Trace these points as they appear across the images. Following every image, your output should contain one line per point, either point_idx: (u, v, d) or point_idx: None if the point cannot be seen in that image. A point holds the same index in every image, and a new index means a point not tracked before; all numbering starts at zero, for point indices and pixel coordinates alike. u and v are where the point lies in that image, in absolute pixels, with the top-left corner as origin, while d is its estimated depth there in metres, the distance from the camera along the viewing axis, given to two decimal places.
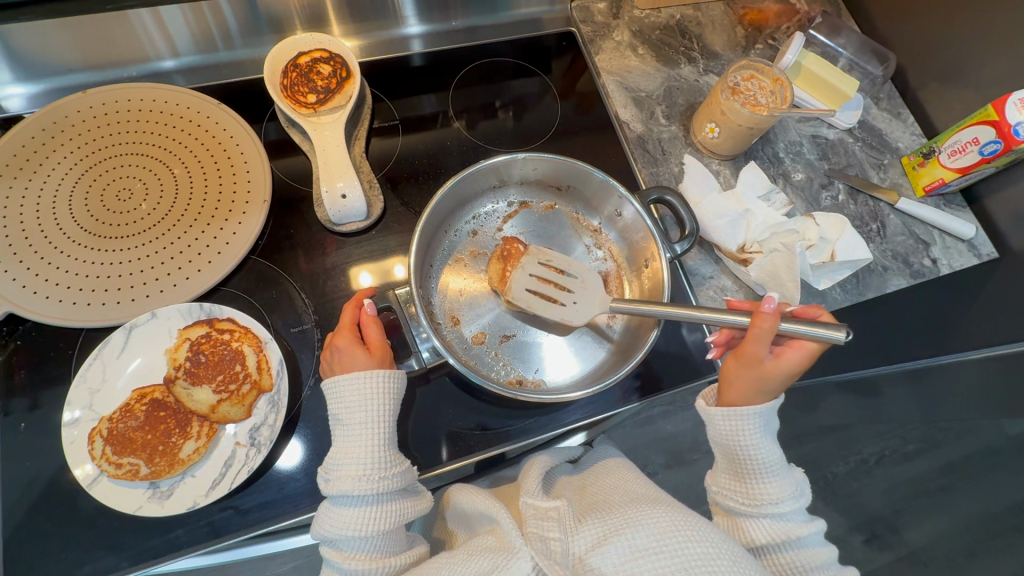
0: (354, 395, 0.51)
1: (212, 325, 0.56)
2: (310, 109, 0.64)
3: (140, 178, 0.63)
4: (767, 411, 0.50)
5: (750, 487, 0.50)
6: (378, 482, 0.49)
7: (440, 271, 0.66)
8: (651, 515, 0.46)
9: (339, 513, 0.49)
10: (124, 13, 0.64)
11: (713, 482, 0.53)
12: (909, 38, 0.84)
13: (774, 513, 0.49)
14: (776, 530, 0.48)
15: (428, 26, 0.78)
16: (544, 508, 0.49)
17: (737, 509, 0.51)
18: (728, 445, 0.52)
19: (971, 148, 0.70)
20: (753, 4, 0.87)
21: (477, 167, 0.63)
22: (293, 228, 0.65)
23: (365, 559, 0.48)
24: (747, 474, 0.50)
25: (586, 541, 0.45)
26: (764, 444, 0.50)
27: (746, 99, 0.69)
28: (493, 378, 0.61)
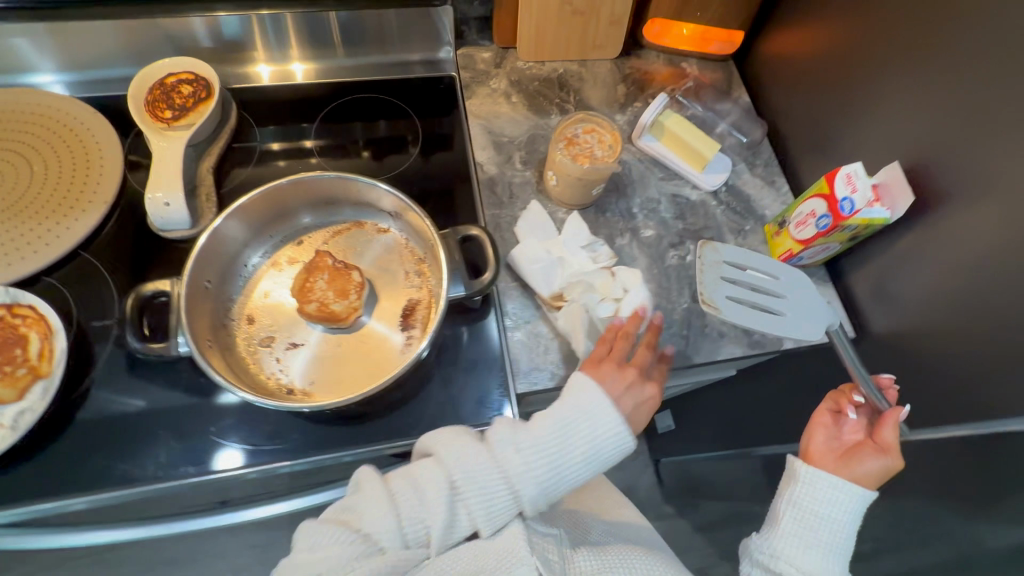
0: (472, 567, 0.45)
1: (11, 308, 0.60)
2: (165, 123, 0.70)
3: (1, 171, 0.69)
4: (865, 495, 0.53)
5: (807, 565, 0.52)
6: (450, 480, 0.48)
7: (252, 272, 0.68)
8: (633, 558, 0.50)
9: (311, 550, 0.45)
10: (186, 18, 0.75)
11: (790, 543, 0.53)
12: (789, 107, 0.83)
13: None
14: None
15: (320, 62, 0.84)
16: (544, 532, 0.50)
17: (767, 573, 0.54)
18: (804, 518, 0.53)
19: (810, 221, 0.68)
20: (642, 65, 0.89)
21: (285, 180, 0.64)
22: (128, 230, 0.69)
23: None
24: (813, 547, 0.52)
25: (587, 566, 0.47)
26: (848, 529, 0.53)
27: (579, 150, 0.69)
28: (267, 381, 0.62)
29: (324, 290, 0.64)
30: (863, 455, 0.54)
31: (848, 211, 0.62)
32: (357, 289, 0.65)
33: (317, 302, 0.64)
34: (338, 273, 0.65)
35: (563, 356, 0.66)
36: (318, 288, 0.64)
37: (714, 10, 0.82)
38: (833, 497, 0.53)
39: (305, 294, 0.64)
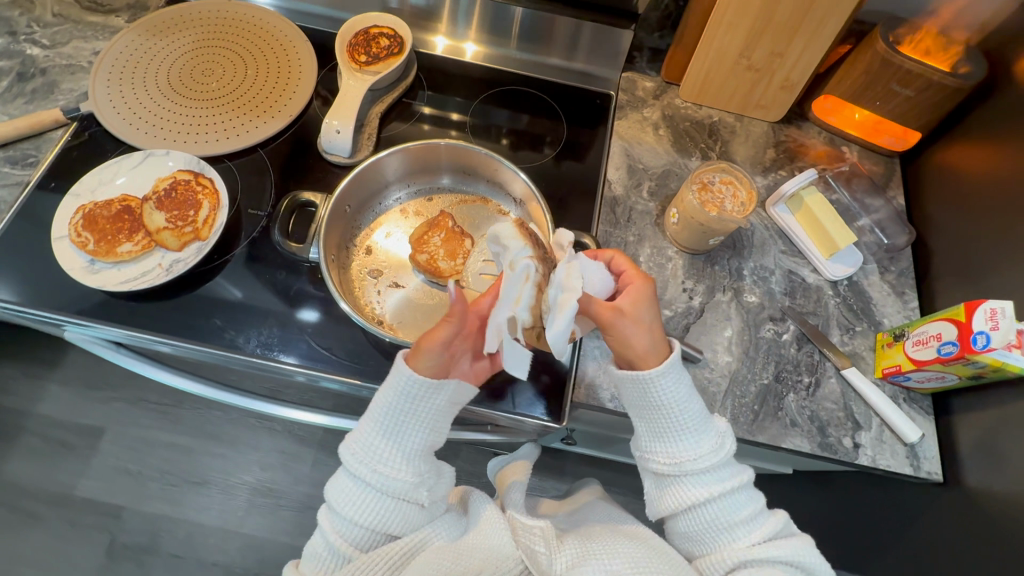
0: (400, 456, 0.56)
1: (196, 177, 0.71)
2: (358, 65, 0.80)
3: (223, 65, 0.82)
4: (674, 366, 0.57)
5: (742, 475, 0.57)
6: (389, 446, 0.56)
7: (381, 213, 0.75)
8: (626, 548, 0.53)
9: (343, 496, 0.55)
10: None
11: (683, 431, 0.57)
12: (947, 225, 0.78)
13: (710, 497, 0.55)
14: (750, 514, 0.54)
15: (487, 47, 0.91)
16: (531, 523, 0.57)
17: (707, 488, 0.55)
18: (673, 402, 0.57)
19: (933, 343, 0.63)
20: (800, 137, 0.87)
21: (441, 141, 0.71)
22: (299, 142, 0.79)
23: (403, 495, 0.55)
24: (720, 461, 0.56)
25: (565, 559, 0.53)
26: (684, 403, 0.57)
27: (710, 198, 0.70)
28: (364, 309, 0.69)
29: (436, 247, 0.70)
30: (633, 307, 0.59)
31: (980, 345, 0.57)
32: (465, 254, 0.70)
33: (428, 255, 0.70)
34: (455, 238, 0.71)
35: None
36: (432, 243, 0.70)
37: (897, 103, 0.79)
38: (646, 385, 0.57)
39: (420, 245, 0.71)
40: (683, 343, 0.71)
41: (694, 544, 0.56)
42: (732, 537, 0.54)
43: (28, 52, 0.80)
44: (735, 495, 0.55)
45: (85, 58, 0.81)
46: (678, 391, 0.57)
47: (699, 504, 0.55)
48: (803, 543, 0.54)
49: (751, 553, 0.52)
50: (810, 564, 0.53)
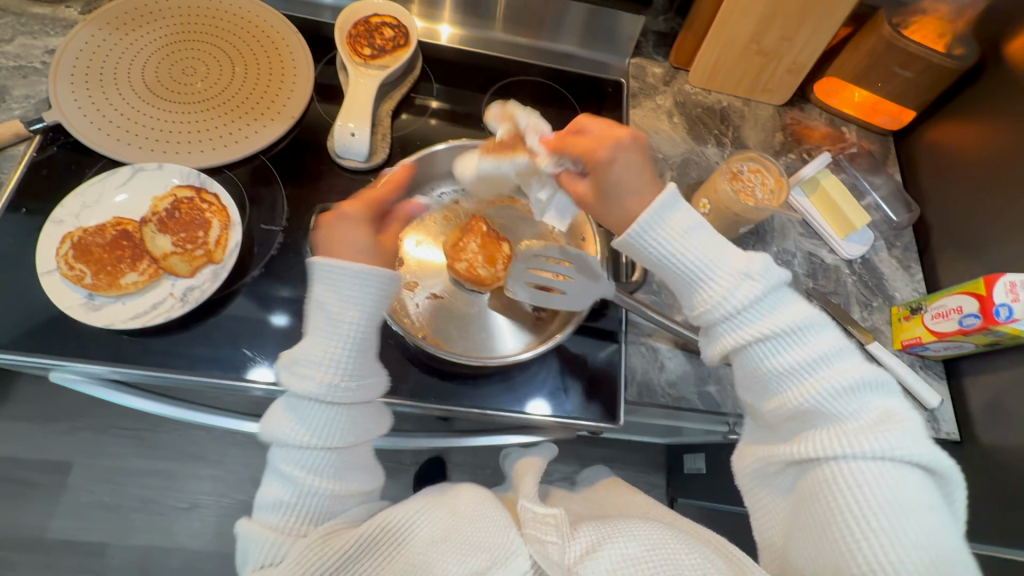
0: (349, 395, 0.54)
1: (198, 193, 0.64)
2: (362, 59, 0.73)
3: (206, 62, 0.73)
4: (668, 202, 0.53)
5: (838, 355, 0.49)
6: (340, 379, 0.53)
7: (407, 221, 0.72)
8: (638, 532, 0.51)
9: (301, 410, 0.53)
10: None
11: (704, 296, 0.52)
12: (944, 199, 0.83)
13: (790, 373, 0.49)
14: (843, 395, 0.47)
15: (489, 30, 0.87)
16: (543, 514, 0.52)
17: (781, 372, 0.49)
18: (675, 258, 0.53)
19: (953, 315, 0.68)
20: (804, 119, 0.89)
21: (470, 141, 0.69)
22: (305, 146, 0.73)
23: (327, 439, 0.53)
24: (805, 341, 0.49)
25: (576, 551, 0.49)
26: (724, 261, 0.52)
27: (741, 187, 0.71)
28: (405, 323, 0.66)
29: (474, 254, 0.67)
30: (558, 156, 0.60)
31: (1004, 317, 0.62)
32: (504, 259, 0.68)
33: (466, 262, 0.67)
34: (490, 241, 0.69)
35: (675, 377, 0.69)
36: (469, 250, 0.68)
37: (896, 84, 0.82)
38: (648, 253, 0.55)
39: (455, 252, 0.68)
40: None
41: (779, 433, 0.51)
42: (829, 420, 0.47)
43: None
44: (832, 366, 0.48)
45: (38, 58, 0.70)
46: (683, 250, 0.53)
47: (777, 389, 0.50)
48: (905, 429, 0.45)
49: (834, 444, 0.46)
50: (914, 454, 0.44)
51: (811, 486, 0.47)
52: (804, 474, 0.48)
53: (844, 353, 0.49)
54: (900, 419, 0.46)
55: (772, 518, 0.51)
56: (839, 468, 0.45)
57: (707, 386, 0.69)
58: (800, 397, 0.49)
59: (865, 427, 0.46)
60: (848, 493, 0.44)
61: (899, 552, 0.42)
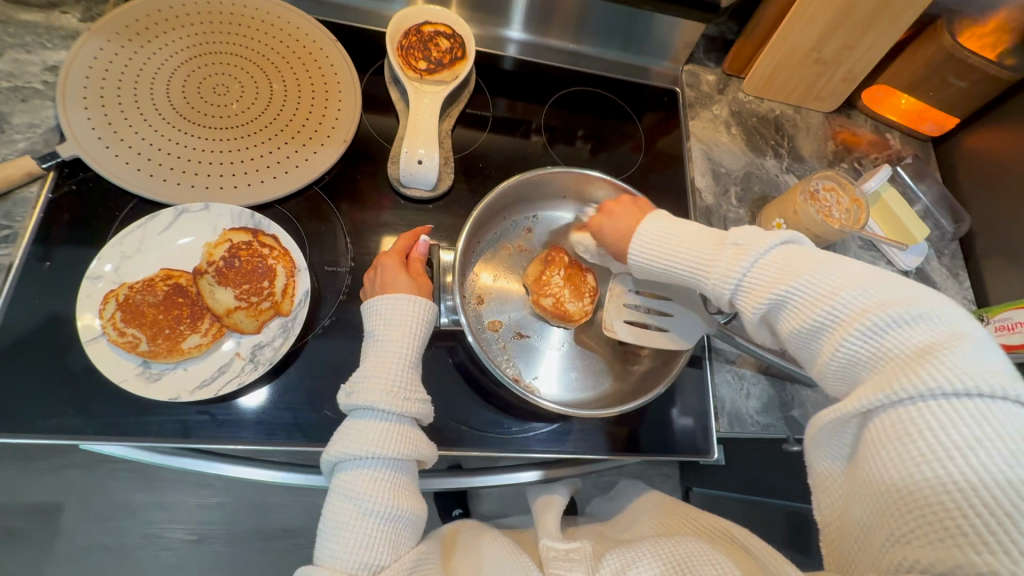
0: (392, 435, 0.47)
1: (256, 236, 0.57)
2: (418, 74, 0.66)
3: (238, 78, 0.65)
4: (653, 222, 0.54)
5: (889, 292, 0.42)
6: (401, 401, 0.48)
7: (483, 253, 0.68)
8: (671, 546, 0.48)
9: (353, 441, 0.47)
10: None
11: (701, 281, 0.50)
12: (988, 206, 0.85)
13: (881, 327, 0.40)
14: (894, 330, 0.39)
15: (533, 35, 0.81)
16: (566, 551, 0.52)
17: (829, 326, 0.43)
18: (665, 263, 0.53)
19: (1020, 329, 0.70)
20: (851, 126, 0.89)
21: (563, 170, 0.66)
22: (361, 174, 0.66)
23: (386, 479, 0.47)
24: (875, 286, 0.42)
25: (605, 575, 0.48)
26: (833, 261, 0.45)
27: (821, 208, 0.69)
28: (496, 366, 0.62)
29: (562, 288, 0.64)
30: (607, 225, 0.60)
31: None
32: (590, 292, 0.65)
33: (553, 297, 0.63)
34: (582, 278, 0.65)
35: (763, 404, 0.68)
36: (556, 284, 0.64)
37: (949, 93, 0.83)
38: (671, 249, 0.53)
39: (541, 287, 0.64)
40: None
41: (838, 395, 0.44)
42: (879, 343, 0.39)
43: None
44: (882, 301, 0.41)
45: (37, 77, 0.60)
46: (659, 248, 0.53)
47: (831, 345, 0.42)
48: (974, 347, 0.37)
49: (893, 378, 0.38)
50: (986, 378, 0.35)
51: (872, 436, 0.38)
52: (866, 426, 0.39)
53: (894, 289, 0.42)
54: (964, 334, 0.38)
55: (834, 495, 0.42)
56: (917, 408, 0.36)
57: (794, 411, 0.68)
58: (878, 342, 0.40)
59: (920, 351, 0.38)
60: (915, 427, 0.36)
61: (984, 483, 0.33)
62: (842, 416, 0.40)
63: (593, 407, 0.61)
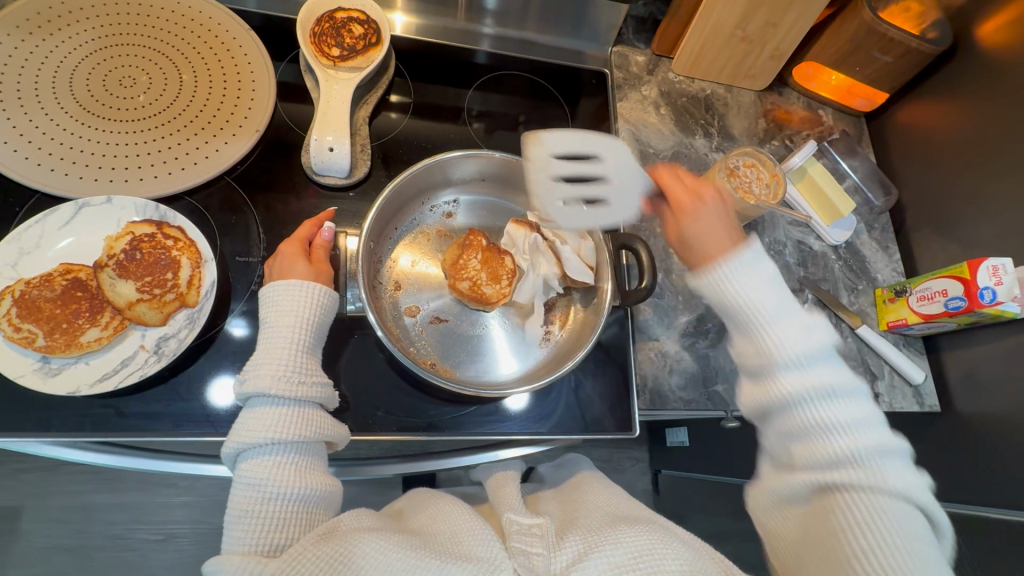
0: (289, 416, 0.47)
1: (159, 228, 0.56)
2: (330, 61, 0.66)
3: (146, 70, 0.64)
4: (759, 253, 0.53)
5: (815, 366, 0.48)
6: (297, 385, 0.48)
7: (399, 240, 0.68)
8: (628, 534, 0.46)
9: (256, 427, 0.46)
10: None
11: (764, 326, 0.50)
12: (915, 179, 0.86)
13: (797, 376, 0.48)
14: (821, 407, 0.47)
15: (501, 31, 0.81)
16: (527, 524, 0.49)
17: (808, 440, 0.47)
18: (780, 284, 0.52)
19: (939, 299, 0.71)
20: (783, 103, 0.90)
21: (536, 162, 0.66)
22: (276, 164, 0.66)
23: (291, 462, 0.47)
24: (830, 390, 0.47)
25: (565, 559, 0.45)
26: (768, 291, 0.51)
27: (740, 183, 0.70)
28: (409, 352, 0.62)
29: (479, 270, 0.64)
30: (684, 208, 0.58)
31: (988, 300, 0.65)
32: (508, 275, 0.65)
33: (470, 281, 0.63)
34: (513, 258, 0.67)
35: (685, 380, 0.69)
36: (473, 267, 0.64)
37: (876, 68, 0.83)
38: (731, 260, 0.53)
39: (457, 271, 0.64)
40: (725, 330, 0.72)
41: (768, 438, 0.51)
42: (800, 413, 0.47)
43: None
44: (800, 341, 0.49)
45: None
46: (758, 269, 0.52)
47: (804, 442, 0.47)
48: (871, 422, 0.47)
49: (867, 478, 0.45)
50: (868, 445, 0.46)
51: (824, 512, 0.46)
52: (822, 496, 0.46)
53: (823, 360, 0.48)
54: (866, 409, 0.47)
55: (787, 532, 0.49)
56: (857, 498, 0.45)
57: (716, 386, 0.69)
58: (801, 404, 0.47)
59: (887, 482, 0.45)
60: (863, 526, 0.44)
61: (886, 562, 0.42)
62: (802, 485, 0.47)
63: (510, 388, 0.62)
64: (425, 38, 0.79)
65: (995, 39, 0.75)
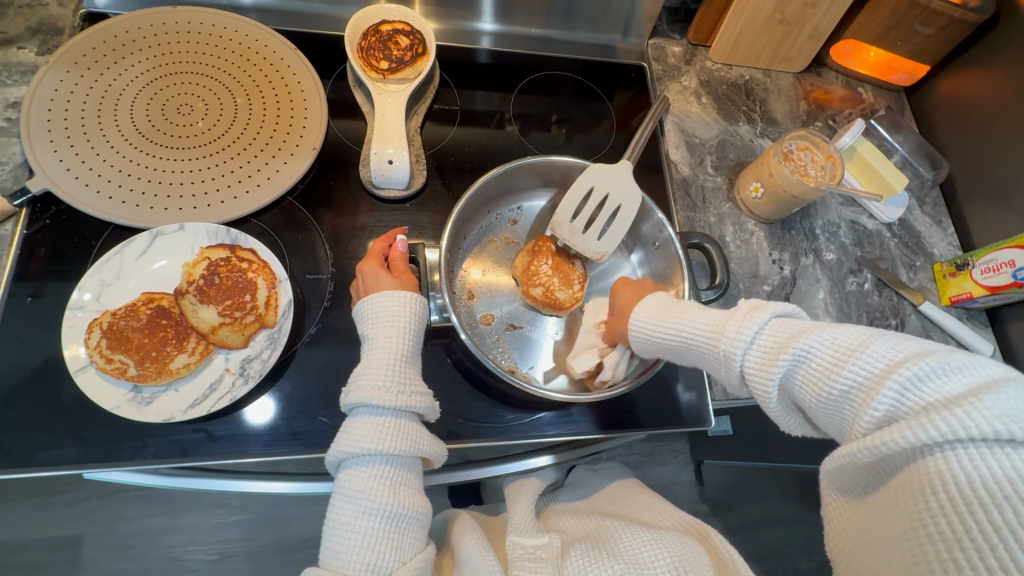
0: (385, 430, 0.47)
1: (234, 251, 0.57)
2: (380, 74, 0.66)
3: (201, 96, 0.65)
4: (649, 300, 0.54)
5: (827, 331, 0.41)
6: (397, 396, 0.48)
7: (470, 250, 0.68)
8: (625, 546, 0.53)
9: (356, 439, 0.47)
10: None
11: (705, 339, 0.47)
12: (963, 151, 0.85)
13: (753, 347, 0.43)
14: (837, 361, 0.39)
15: (502, 26, 0.81)
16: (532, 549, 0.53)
17: (809, 365, 0.41)
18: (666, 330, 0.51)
19: (1005, 270, 0.70)
20: (821, 84, 0.89)
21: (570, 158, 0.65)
22: (334, 180, 0.66)
23: (388, 475, 0.47)
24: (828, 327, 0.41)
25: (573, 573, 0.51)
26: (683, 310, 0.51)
27: (797, 167, 0.69)
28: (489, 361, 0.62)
29: (552, 277, 0.64)
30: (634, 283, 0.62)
31: None
32: (580, 279, 0.65)
33: (543, 287, 0.63)
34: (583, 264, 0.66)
35: None
36: (546, 274, 0.64)
37: (916, 42, 0.83)
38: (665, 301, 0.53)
39: (532, 280, 0.64)
40: None
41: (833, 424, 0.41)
42: (824, 377, 0.40)
43: None
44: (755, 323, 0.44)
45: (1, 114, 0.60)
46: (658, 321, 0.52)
47: (817, 386, 0.40)
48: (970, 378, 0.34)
49: (917, 420, 0.33)
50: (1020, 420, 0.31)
51: (900, 485, 0.35)
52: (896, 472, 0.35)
53: (837, 330, 0.41)
54: (947, 353, 0.36)
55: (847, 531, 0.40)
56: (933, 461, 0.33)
57: None
58: (791, 370, 0.41)
59: (961, 396, 0.34)
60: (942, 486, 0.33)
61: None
62: (860, 464, 0.37)
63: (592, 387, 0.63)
64: (465, 44, 0.79)
65: None
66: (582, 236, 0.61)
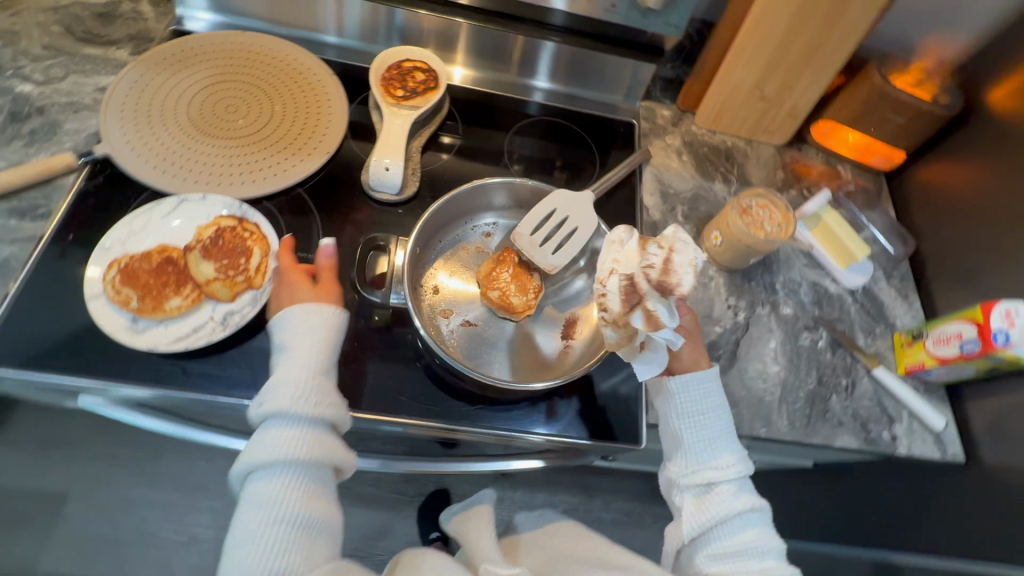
0: (301, 399, 0.55)
1: (240, 222, 0.67)
2: (394, 99, 0.78)
3: (247, 101, 0.78)
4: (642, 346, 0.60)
5: (723, 449, 0.63)
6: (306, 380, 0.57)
7: (442, 252, 0.76)
8: None
9: (281, 399, 0.55)
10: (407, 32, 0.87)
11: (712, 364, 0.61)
12: (934, 232, 0.88)
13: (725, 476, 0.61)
14: (705, 465, 0.62)
15: (519, 78, 0.93)
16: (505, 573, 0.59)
17: (692, 454, 0.63)
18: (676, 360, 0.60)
19: (954, 341, 0.72)
20: (802, 158, 0.96)
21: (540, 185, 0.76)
22: (341, 179, 0.77)
23: (297, 437, 0.55)
24: (708, 445, 0.63)
25: None
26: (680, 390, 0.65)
27: (752, 221, 0.76)
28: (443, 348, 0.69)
29: (509, 284, 0.71)
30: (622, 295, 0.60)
31: (1002, 342, 0.66)
32: (535, 289, 0.72)
33: (499, 291, 0.71)
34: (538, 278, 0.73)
35: None
36: (505, 280, 0.72)
37: (891, 128, 0.89)
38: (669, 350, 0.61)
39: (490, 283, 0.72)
40: (737, 357, 0.76)
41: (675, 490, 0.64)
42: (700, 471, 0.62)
43: (20, 90, 0.74)
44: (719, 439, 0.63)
45: (89, 95, 0.75)
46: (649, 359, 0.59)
47: (684, 467, 0.63)
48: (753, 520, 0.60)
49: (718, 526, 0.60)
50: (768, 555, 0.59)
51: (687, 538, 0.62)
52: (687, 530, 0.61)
53: (725, 446, 0.63)
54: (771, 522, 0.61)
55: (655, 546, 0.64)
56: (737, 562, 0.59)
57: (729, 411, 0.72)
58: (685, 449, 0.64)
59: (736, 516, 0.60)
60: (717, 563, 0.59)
61: None
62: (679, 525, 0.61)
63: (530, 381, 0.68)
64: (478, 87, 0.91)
65: (1007, 104, 0.80)
66: (538, 249, 0.71)
